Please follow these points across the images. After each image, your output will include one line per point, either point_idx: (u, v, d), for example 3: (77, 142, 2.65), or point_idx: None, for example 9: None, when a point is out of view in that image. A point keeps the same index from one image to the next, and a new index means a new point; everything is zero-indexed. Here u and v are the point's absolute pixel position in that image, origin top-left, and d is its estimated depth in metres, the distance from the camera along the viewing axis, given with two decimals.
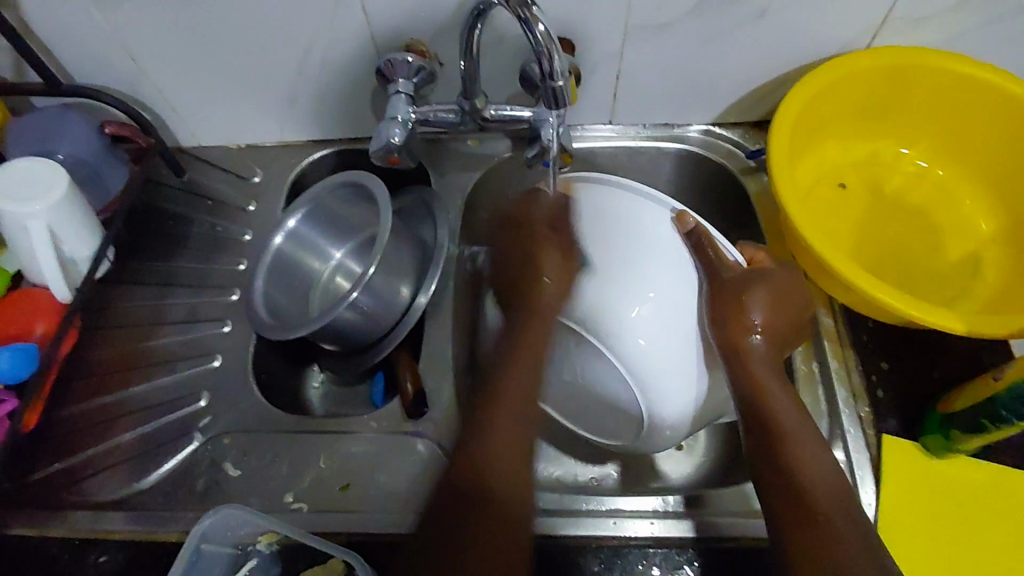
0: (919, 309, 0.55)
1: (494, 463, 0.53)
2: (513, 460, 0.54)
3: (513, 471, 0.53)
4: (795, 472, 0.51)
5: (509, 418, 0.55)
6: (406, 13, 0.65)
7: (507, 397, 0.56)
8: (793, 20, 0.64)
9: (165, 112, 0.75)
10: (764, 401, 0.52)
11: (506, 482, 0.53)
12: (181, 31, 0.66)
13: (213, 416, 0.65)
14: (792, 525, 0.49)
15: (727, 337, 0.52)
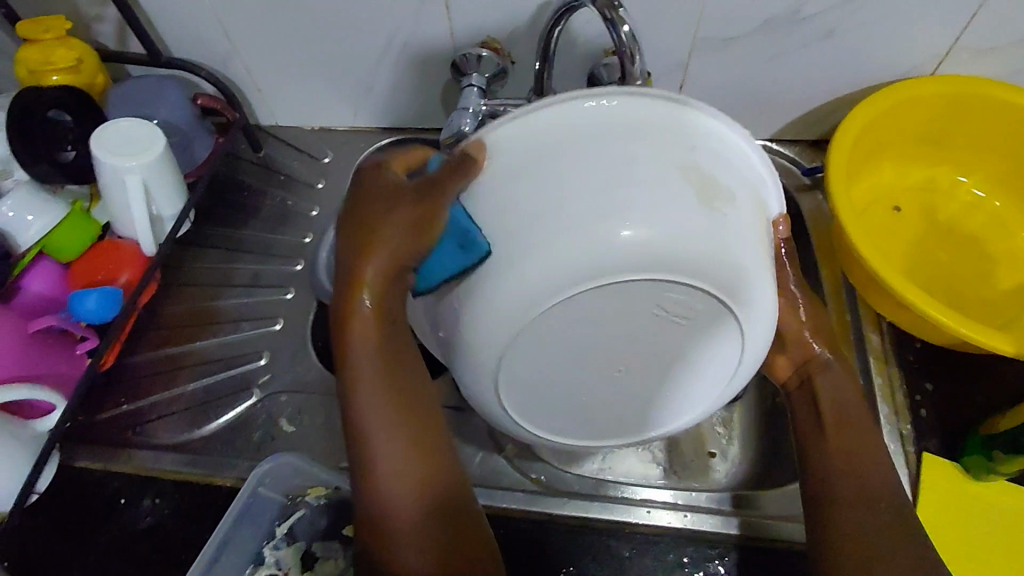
0: (961, 320, 0.56)
1: (393, 481, 0.46)
2: (416, 476, 0.47)
3: (418, 485, 0.47)
4: (850, 475, 0.52)
5: (408, 456, 0.47)
6: (487, 11, 0.68)
7: (385, 456, 0.47)
8: (859, 42, 0.66)
9: (249, 90, 0.80)
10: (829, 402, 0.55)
11: (410, 490, 0.46)
12: (275, 13, 0.70)
13: (272, 374, 0.68)
14: (844, 515, 0.51)
15: (796, 353, 0.57)
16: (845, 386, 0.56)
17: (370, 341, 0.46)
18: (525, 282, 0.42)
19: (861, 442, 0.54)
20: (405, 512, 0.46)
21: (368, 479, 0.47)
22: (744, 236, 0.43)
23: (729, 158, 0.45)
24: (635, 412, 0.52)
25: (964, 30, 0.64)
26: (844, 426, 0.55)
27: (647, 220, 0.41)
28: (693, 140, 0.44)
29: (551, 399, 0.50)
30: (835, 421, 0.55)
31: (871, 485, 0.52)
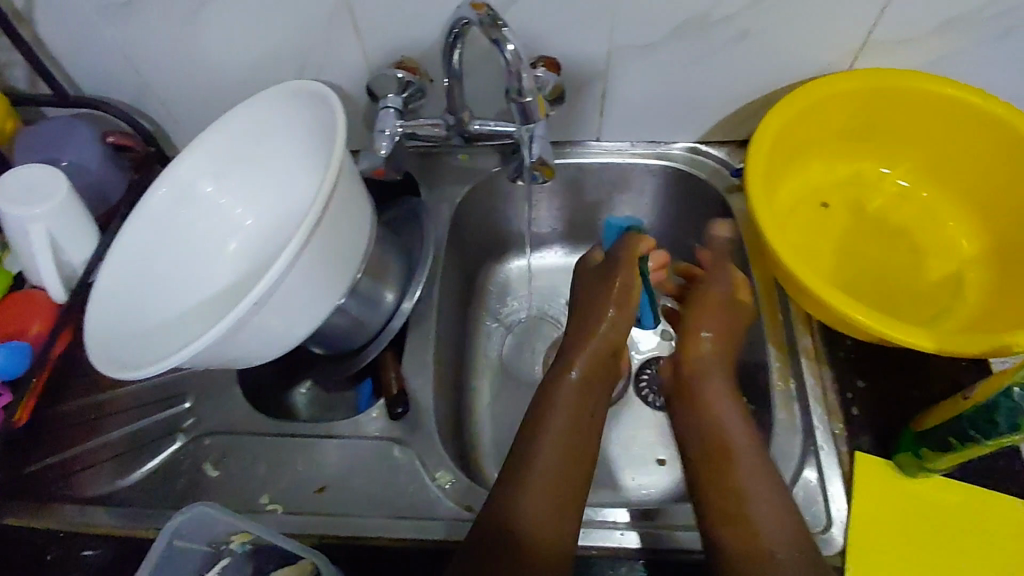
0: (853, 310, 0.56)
1: (536, 476, 0.54)
2: (574, 476, 0.55)
3: (549, 489, 0.54)
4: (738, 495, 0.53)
5: (556, 466, 0.55)
6: (398, 30, 0.67)
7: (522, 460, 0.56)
8: (774, 40, 0.66)
9: (167, 123, 0.78)
10: (717, 426, 0.58)
11: (543, 494, 0.53)
12: (182, 44, 0.68)
13: (197, 417, 0.66)
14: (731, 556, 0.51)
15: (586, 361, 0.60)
16: (735, 417, 0.59)
17: (568, 408, 0.58)
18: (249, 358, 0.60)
19: (702, 375, 0.61)
20: (536, 509, 0.53)
21: (518, 482, 0.54)
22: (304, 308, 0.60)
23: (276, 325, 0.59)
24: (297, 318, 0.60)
25: (875, 24, 0.64)
26: (717, 457, 0.56)
27: (294, 330, 0.61)
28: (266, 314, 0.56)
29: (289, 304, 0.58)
30: (710, 449, 0.57)
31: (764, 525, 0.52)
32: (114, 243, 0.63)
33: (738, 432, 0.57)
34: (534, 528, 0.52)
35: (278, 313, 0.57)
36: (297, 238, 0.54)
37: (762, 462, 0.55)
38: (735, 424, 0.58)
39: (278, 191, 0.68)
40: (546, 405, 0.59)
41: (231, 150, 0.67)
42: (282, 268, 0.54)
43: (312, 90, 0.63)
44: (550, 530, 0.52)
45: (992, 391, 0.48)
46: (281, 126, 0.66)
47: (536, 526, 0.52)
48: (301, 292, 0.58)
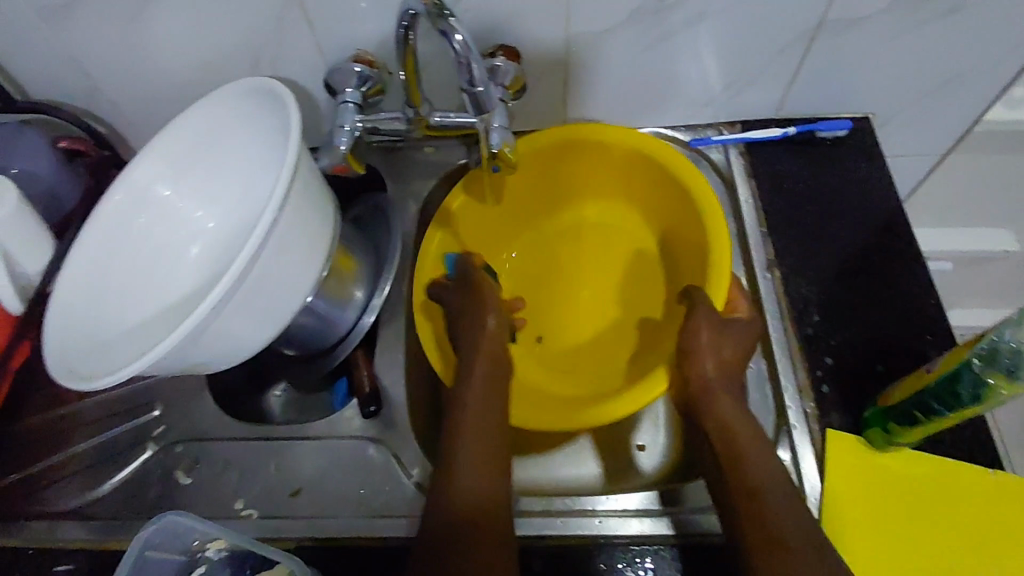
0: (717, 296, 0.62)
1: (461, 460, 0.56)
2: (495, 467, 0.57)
3: (487, 478, 0.56)
4: (761, 519, 0.51)
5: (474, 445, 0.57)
6: (353, 24, 0.66)
7: (462, 443, 0.57)
8: (730, 21, 0.66)
9: (122, 126, 0.76)
10: (743, 463, 0.54)
11: (474, 472, 0.56)
12: (131, 45, 0.67)
13: (167, 425, 0.65)
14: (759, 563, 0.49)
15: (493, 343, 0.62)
16: (747, 430, 0.56)
17: (494, 375, 0.61)
18: (224, 360, 0.60)
19: (713, 412, 0.58)
20: (477, 493, 0.55)
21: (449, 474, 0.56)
22: (273, 306, 0.60)
23: (250, 318, 0.58)
24: (265, 317, 0.60)
25: (829, 4, 0.64)
26: (751, 493, 0.52)
27: (265, 328, 0.61)
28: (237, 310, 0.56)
29: (255, 301, 0.58)
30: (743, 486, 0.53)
31: (789, 530, 0.50)
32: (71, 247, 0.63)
33: (770, 472, 0.54)
34: (469, 515, 0.54)
35: (241, 317, 0.57)
36: (254, 242, 0.53)
37: (791, 496, 0.52)
38: (758, 460, 0.54)
39: (243, 193, 0.66)
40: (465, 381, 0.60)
41: (191, 152, 0.65)
42: (238, 271, 0.53)
43: (264, 86, 0.61)
44: (490, 490, 0.56)
45: (954, 361, 0.49)
46: (236, 124, 0.64)
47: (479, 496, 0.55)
48: (264, 292, 0.58)
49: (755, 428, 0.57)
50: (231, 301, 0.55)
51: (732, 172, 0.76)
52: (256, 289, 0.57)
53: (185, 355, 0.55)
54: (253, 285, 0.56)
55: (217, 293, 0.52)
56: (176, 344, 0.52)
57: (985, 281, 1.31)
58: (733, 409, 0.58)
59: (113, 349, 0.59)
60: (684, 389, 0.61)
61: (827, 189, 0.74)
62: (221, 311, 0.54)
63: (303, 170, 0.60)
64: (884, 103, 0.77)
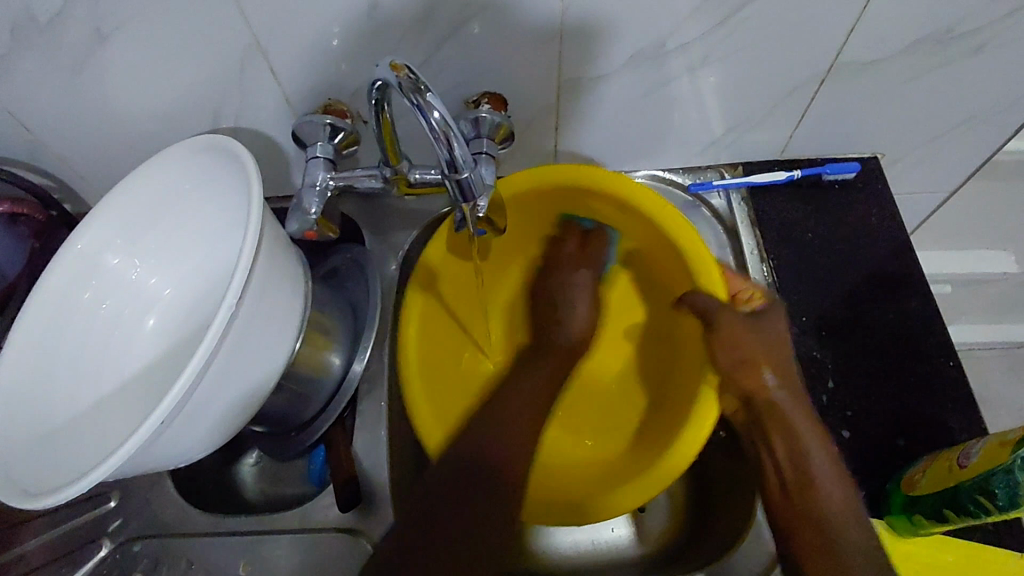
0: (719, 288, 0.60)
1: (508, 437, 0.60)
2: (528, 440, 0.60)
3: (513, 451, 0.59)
4: (821, 521, 0.51)
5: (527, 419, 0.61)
6: (325, 72, 0.60)
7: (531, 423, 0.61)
8: (735, 65, 0.61)
9: (72, 180, 0.70)
10: (801, 456, 0.53)
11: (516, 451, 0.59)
12: (78, 100, 0.61)
13: (123, 518, 0.60)
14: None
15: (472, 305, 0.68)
16: (809, 430, 0.53)
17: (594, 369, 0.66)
18: (190, 452, 0.53)
19: (781, 427, 0.54)
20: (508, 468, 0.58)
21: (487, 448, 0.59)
22: (247, 382, 0.54)
23: (224, 398, 0.52)
24: (238, 395, 0.53)
25: (842, 47, 0.60)
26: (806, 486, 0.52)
27: (238, 410, 0.55)
28: (217, 378, 0.50)
29: (231, 373, 0.51)
30: (795, 475, 0.53)
31: (843, 542, 0.50)
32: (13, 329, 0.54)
33: (825, 466, 0.52)
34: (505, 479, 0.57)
35: (215, 399, 0.51)
36: (231, 297, 0.48)
37: (840, 482, 0.52)
38: (818, 450, 0.53)
39: (204, 260, 0.61)
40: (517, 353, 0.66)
41: (141, 219, 0.58)
42: (207, 355, 0.47)
43: (220, 146, 0.54)
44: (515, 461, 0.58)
45: (992, 462, 0.45)
46: (193, 188, 0.57)
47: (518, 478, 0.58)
48: (240, 359, 0.52)
49: (818, 430, 0.54)
50: (210, 371, 0.48)
51: (735, 219, 0.72)
52: (232, 355, 0.50)
53: (151, 447, 0.48)
54: (230, 343, 0.50)
55: (200, 353, 0.46)
56: (150, 428, 0.45)
57: (985, 301, 1.28)
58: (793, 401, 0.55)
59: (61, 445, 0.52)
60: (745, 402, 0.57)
61: (836, 237, 0.69)
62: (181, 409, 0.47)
63: (266, 242, 0.53)
64: (894, 142, 0.73)
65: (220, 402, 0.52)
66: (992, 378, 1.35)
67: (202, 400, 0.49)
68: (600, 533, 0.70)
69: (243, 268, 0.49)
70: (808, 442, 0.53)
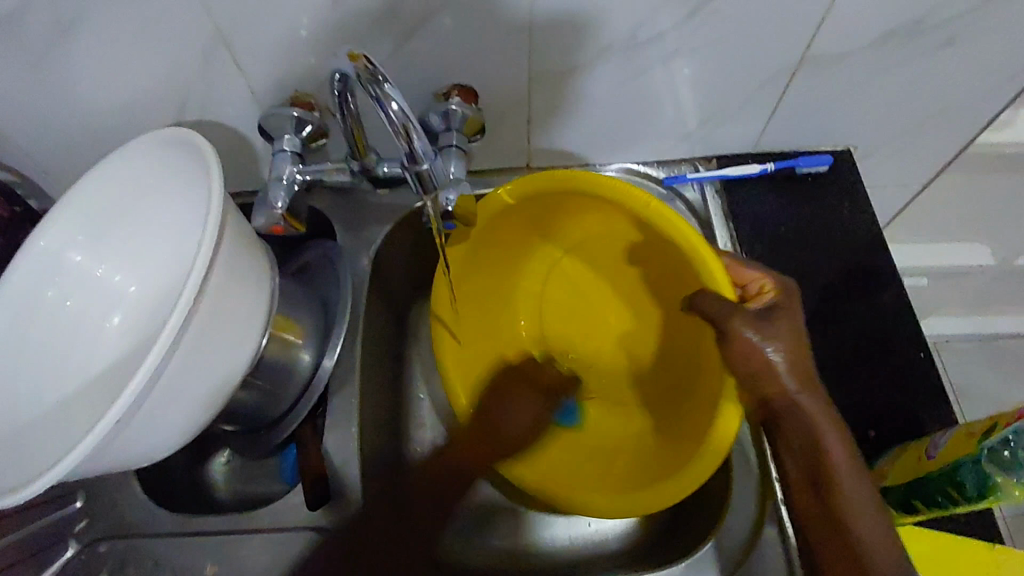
0: (721, 288, 0.54)
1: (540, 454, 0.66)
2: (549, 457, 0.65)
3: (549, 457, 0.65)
4: (853, 541, 0.48)
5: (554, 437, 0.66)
6: (293, 63, 0.59)
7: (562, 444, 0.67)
8: (709, 56, 0.61)
9: (34, 173, 0.68)
10: (823, 456, 0.50)
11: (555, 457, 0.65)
12: (36, 90, 0.59)
13: (89, 519, 0.58)
14: None
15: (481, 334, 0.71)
16: (834, 437, 0.50)
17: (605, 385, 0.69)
18: (152, 453, 0.53)
19: (798, 427, 0.51)
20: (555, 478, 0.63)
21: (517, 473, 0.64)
22: (209, 382, 0.53)
23: (184, 400, 0.51)
24: (200, 397, 0.53)
25: (815, 38, 0.60)
26: (829, 489, 0.49)
27: (203, 410, 0.54)
28: (175, 381, 0.49)
29: (190, 377, 0.50)
30: (819, 476, 0.50)
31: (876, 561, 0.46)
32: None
33: (849, 467, 0.49)
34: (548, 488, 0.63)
35: (172, 401, 0.50)
36: (186, 299, 0.47)
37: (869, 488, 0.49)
38: (837, 441, 0.50)
39: (169, 255, 0.59)
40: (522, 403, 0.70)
41: (103, 213, 0.57)
42: (167, 348, 0.46)
43: (184, 139, 0.53)
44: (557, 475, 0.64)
45: (957, 454, 0.46)
46: (154, 180, 0.56)
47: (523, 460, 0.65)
48: (200, 363, 0.51)
49: (845, 434, 0.50)
50: (165, 373, 0.47)
51: (709, 212, 0.71)
52: (192, 355, 0.50)
53: (105, 451, 0.47)
54: (187, 346, 0.49)
55: (152, 357, 0.45)
56: (99, 435, 0.44)
57: (960, 295, 1.29)
58: (816, 403, 0.50)
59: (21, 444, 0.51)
60: (762, 403, 0.52)
61: (809, 230, 0.69)
62: (142, 404, 0.47)
63: (229, 235, 0.52)
64: (868, 135, 0.73)
65: (180, 405, 0.51)
66: (967, 370, 1.37)
67: (157, 404, 0.48)
68: (578, 527, 0.69)
69: (200, 267, 0.48)
70: (830, 438, 0.50)
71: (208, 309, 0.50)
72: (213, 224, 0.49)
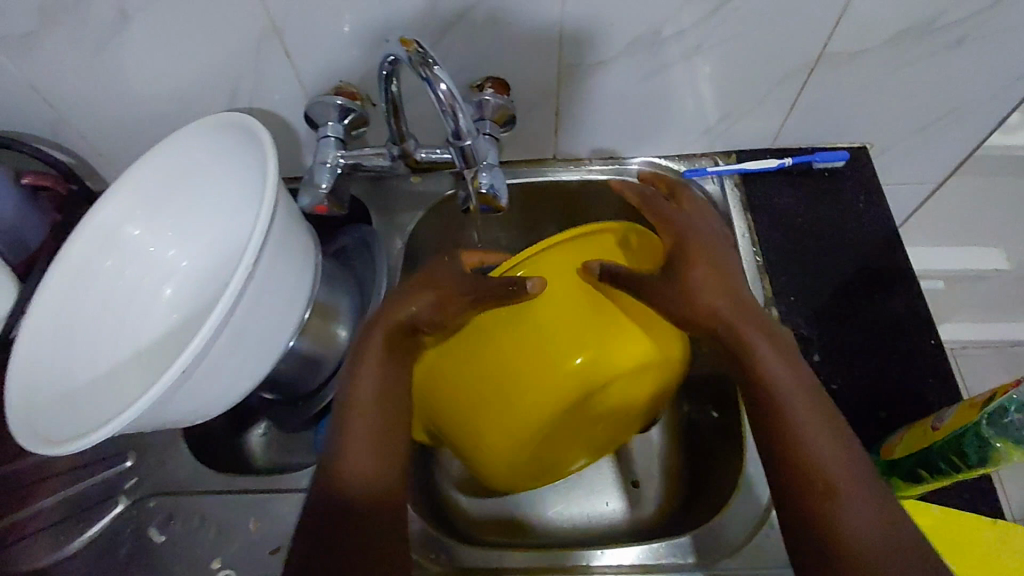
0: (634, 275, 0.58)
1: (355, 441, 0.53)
2: (373, 448, 0.53)
3: (369, 450, 0.53)
4: (803, 463, 0.49)
5: (362, 426, 0.53)
6: (337, 55, 0.63)
7: (366, 398, 0.54)
8: (728, 54, 0.64)
9: (91, 157, 0.73)
10: (770, 385, 0.53)
11: (365, 454, 0.52)
12: (99, 77, 0.63)
13: (139, 477, 0.62)
14: (816, 513, 0.48)
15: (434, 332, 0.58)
16: (766, 348, 0.54)
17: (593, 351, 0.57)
18: (203, 413, 0.57)
19: (747, 349, 0.54)
20: (370, 478, 0.52)
21: (335, 472, 0.51)
22: (259, 349, 0.57)
23: (236, 363, 0.55)
24: (250, 362, 0.57)
25: (831, 36, 0.63)
26: (778, 425, 0.51)
27: (251, 376, 0.58)
28: (230, 343, 0.53)
29: (243, 340, 0.54)
30: (767, 414, 0.52)
31: (831, 468, 0.48)
32: (37, 290, 0.58)
33: (796, 398, 0.52)
34: (369, 494, 0.51)
35: (226, 362, 0.54)
36: (246, 263, 0.51)
37: (819, 404, 0.52)
38: (782, 367, 0.53)
39: (219, 232, 0.64)
40: (353, 379, 0.55)
41: (160, 191, 0.61)
42: (228, 305, 0.50)
43: (239, 121, 0.57)
44: (378, 475, 0.52)
45: (960, 423, 0.49)
46: (208, 160, 0.60)
47: (365, 480, 0.51)
48: (253, 328, 0.55)
49: (801, 370, 0.54)
50: (223, 332, 0.51)
51: (727, 204, 0.74)
52: (246, 319, 0.53)
53: (164, 406, 0.51)
54: (244, 309, 0.53)
55: (215, 313, 0.49)
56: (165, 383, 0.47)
57: (975, 300, 1.30)
58: (772, 352, 0.54)
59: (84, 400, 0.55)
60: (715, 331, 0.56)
61: (824, 222, 0.72)
62: (202, 360, 0.51)
63: (282, 210, 0.56)
64: (882, 132, 0.76)
65: (232, 368, 0.55)
66: (981, 375, 1.37)
67: (213, 363, 0.52)
68: (582, 510, 0.71)
69: (260, 235, 0.52)
70: (768, 358, 0.54)
71: (263, 276, 0.54)
72: (271, 196, 0.53)
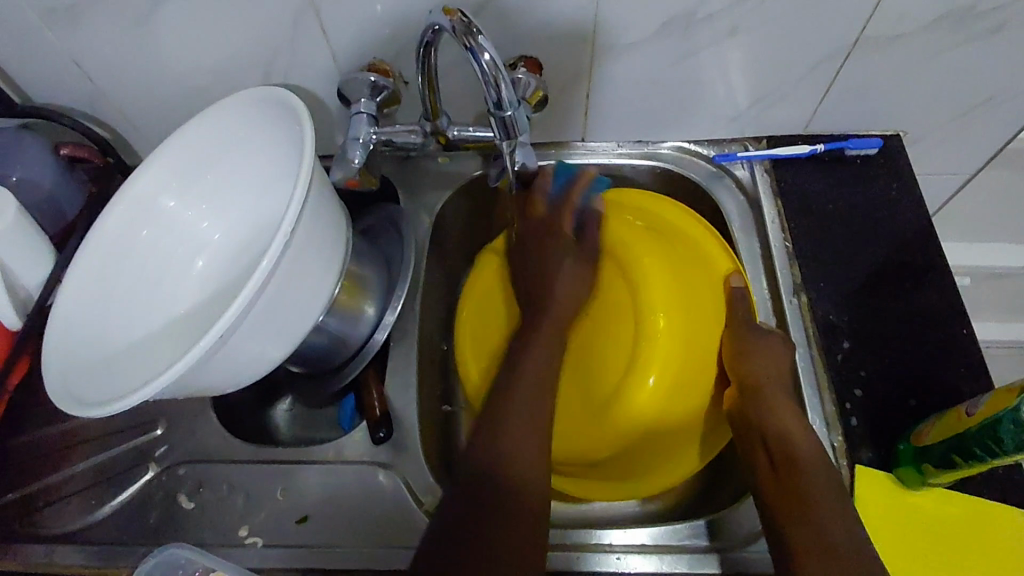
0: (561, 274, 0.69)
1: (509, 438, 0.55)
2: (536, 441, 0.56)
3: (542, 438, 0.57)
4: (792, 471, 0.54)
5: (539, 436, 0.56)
6: (371, 32, 0.64)
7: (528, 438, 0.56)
8: (764, 36, 0.64)
9: (126, 131, 0.74)
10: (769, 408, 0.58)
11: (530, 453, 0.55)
12: (136, 51, 0.64)
13: (169, 445, 0.63)
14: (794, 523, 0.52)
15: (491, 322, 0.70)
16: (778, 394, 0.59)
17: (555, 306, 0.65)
18: (234, 383, 0.57)
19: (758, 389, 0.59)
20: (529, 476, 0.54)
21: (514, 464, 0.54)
22: (293, 321, 0.58)
23: (270, 333, 0.55)
24: (282, 334, 0.57)
25: (869, 19, 0.62)
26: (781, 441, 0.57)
27: (283, 348, 0.59)
28: (264, 313, 0.53)
29: (278, 310, 0.55)
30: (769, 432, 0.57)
31: (815, 489, 0.53)
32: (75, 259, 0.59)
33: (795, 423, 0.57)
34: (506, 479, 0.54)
35: (260, 331, 0.54)
36: (282, 233, 0.51)
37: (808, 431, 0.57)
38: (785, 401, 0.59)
39: (252, 206, 0.64)
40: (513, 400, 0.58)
41: (195, 163, 0.62)
42: (258, 284, 0.50)
43: (277, 96, 0.58)
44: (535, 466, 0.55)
45: (998, 407, 0.48)
46: (243, 134, 0.61)
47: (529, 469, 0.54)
48: (287, 299, 0.55)
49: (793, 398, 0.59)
50: (259, 299, 0.52)
51: (757, 190, 0.74)
52: (280, 291, 0.54)
53: (197, 372, 0.51)
54: (279, 280, 0.53)
55: (252, 281, 0.50)
56: (200, 347, 0.48)
57: (1008, 299, 1.27)
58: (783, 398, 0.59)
59: (117, 366, 0.56)
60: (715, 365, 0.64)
61: (856, 210, 0.71)
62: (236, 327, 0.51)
63: (316, 186, 0.56)
64: (917, 119, 0.75)
65: (265, 338, 0.55)
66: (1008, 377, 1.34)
67: (248, 332, 0.53)
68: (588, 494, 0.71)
69: (296, 206, 0.52)
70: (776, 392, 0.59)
71: (298, 247, 0.54)
72: (307, 168, 0.54)
